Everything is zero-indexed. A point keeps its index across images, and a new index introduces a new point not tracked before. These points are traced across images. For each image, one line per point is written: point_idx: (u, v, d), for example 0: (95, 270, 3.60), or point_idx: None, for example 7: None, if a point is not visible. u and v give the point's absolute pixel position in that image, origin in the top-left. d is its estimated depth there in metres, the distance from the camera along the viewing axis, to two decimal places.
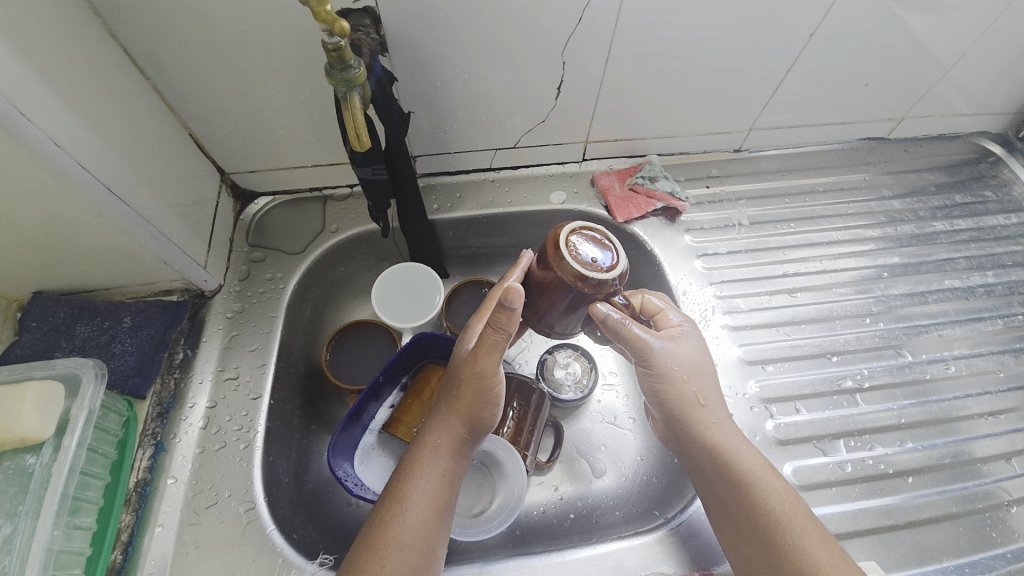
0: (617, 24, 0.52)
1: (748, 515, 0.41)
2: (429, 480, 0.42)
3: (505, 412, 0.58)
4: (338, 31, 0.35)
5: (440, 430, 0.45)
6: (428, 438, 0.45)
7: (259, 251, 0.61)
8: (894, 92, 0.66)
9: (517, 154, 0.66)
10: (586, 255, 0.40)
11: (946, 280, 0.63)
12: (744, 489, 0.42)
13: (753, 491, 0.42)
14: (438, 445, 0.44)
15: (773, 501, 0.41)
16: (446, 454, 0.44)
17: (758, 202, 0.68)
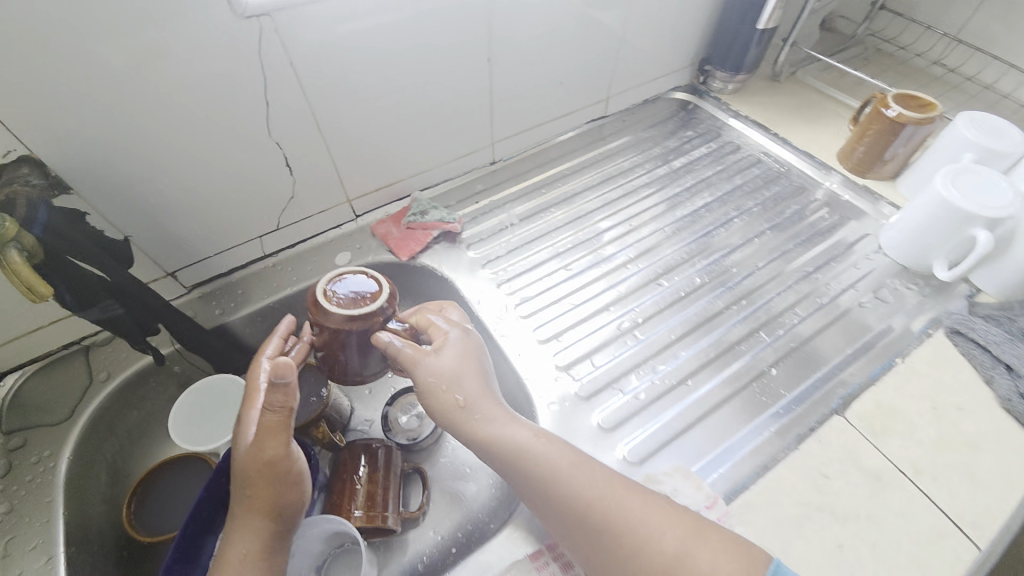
0: (308, 97, 0.55)
1: (534, 493, 0.45)
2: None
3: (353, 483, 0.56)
4: None
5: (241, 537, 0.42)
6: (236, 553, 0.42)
7: (15, 438, 0.54)
8: (587, 80, 0.79)
9: (285, 234, 0.67)
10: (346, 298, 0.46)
11: (679, 211, 0.76)
12: (521, 474, 0.45)
13: (532, 469, 0.45)
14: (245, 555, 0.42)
15: (546, 470, 0.44)
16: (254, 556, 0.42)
17: (522, 201, 0.77)
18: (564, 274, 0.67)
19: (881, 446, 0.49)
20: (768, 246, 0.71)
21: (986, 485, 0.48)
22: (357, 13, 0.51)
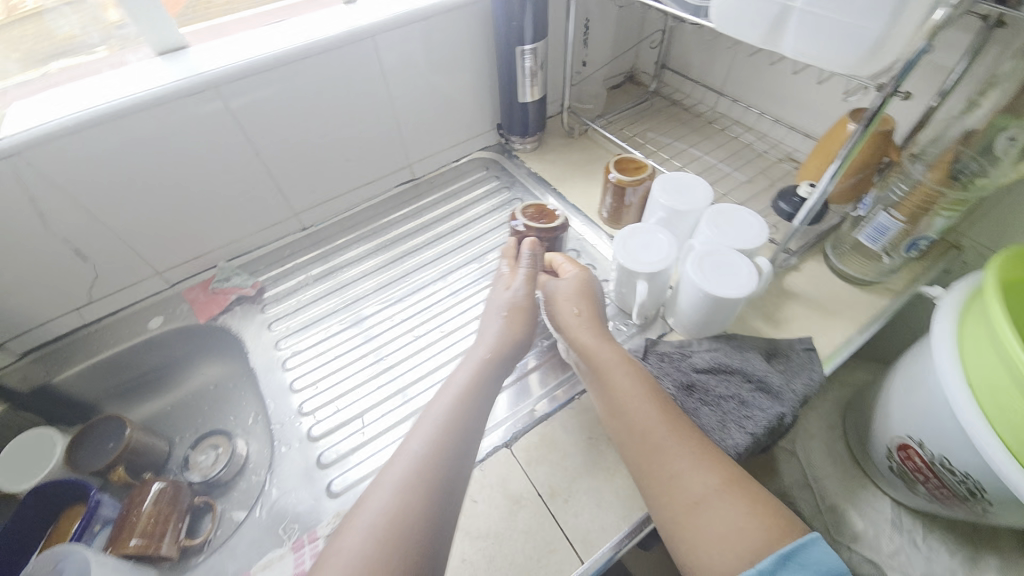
0: (81, 203, 0.67)
1: (618, 403, 0.59)
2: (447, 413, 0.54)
3: (142, 501, 0.66)
4: None
5: (476, 369, 0.61)
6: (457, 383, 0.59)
7: None
8: (379, 153, 0.92)
9: (100, 305, 0.79)
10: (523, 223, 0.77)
11: (452, 265, 0.88)
12: (621, 380, 0.60)
13: (634, 375, 0.61)
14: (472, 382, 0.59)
15: (624, 392, 0.59)
16: (486, 381, 0.60)
17: (323, 261, 0.90)
18: (445, 295, 0.83)
19: (530, 473, 0.60)
20: None
21: (610, 505, 0.57)
22: (105, 138, 0.65)
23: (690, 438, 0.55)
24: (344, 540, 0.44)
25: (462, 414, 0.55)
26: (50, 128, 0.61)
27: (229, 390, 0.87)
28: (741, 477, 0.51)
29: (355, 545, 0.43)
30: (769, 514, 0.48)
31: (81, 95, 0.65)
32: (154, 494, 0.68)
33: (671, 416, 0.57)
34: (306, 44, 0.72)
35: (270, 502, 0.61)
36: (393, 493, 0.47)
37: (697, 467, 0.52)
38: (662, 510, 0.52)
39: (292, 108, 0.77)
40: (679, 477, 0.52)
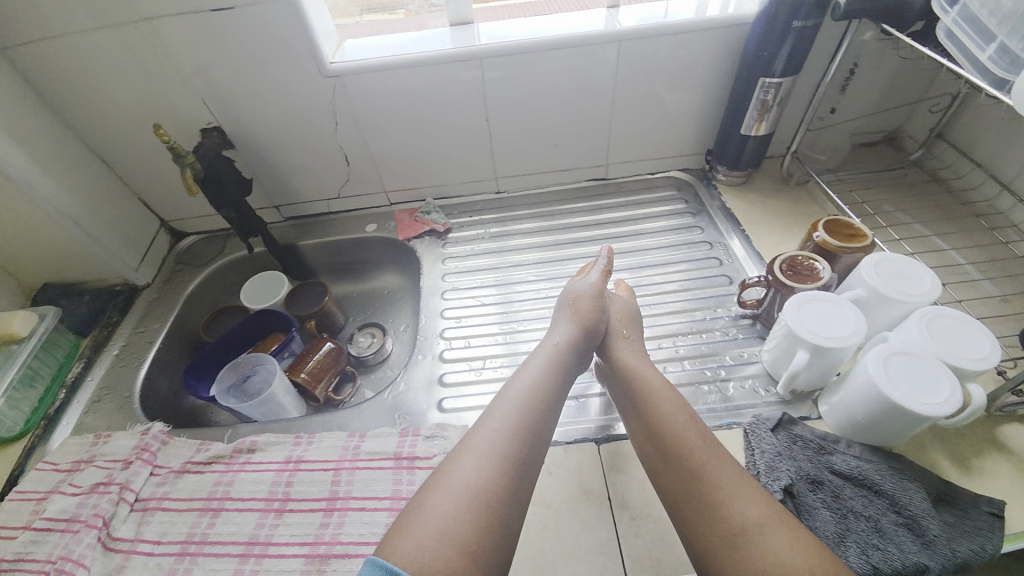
0: (359, 122, 0.89)
1: (651, 423, 0.61)
2: (517, 415, 0.59)
3: (319, 349, 0.88)
4: (161, 134, 0.75)
5: (543, 376, 0.64)
6: (524, 390, 0.62)
7: (180, 266, 1.00)
8: (584, 145, 0.98)
9: (343, 202, 1.03)
10: (778, 266, 0.70)
11: (610, 265, 0.92)
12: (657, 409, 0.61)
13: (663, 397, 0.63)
14: (535, 389, 0.62)
15: (664, 420, 0.60)
16: (547, 390, 0.63)
17: (503, 223, 1.01)
18: None
19: (607, 477, 0.63)
20: (660, 314, 0.83)
21: None
22: (392, 79, 0.83)
23: (727, 465, 0.55)
24: (427, 506, 0.50)
25: (515, 427, 0.57)
26: (365, 64, 0.80)
27: (395, 299, 1.06)
28: (784, 514, 0.50)
29: (443, 509, 0.50)
30: (818, 552, 0.46)
31: (392, 46, 0.84)
32: (327, 348, 0.89)
33: (710, 447, 0.57)
34: (561, 40, 0.81)
35: (398, 390, 0.75)
36: (469, 484, 0.52)
37: (743, 493, 0.52)
38: (698, 540, 0.51)
39: (526, 91, 0.88)
40: (722, 510, 0.51)
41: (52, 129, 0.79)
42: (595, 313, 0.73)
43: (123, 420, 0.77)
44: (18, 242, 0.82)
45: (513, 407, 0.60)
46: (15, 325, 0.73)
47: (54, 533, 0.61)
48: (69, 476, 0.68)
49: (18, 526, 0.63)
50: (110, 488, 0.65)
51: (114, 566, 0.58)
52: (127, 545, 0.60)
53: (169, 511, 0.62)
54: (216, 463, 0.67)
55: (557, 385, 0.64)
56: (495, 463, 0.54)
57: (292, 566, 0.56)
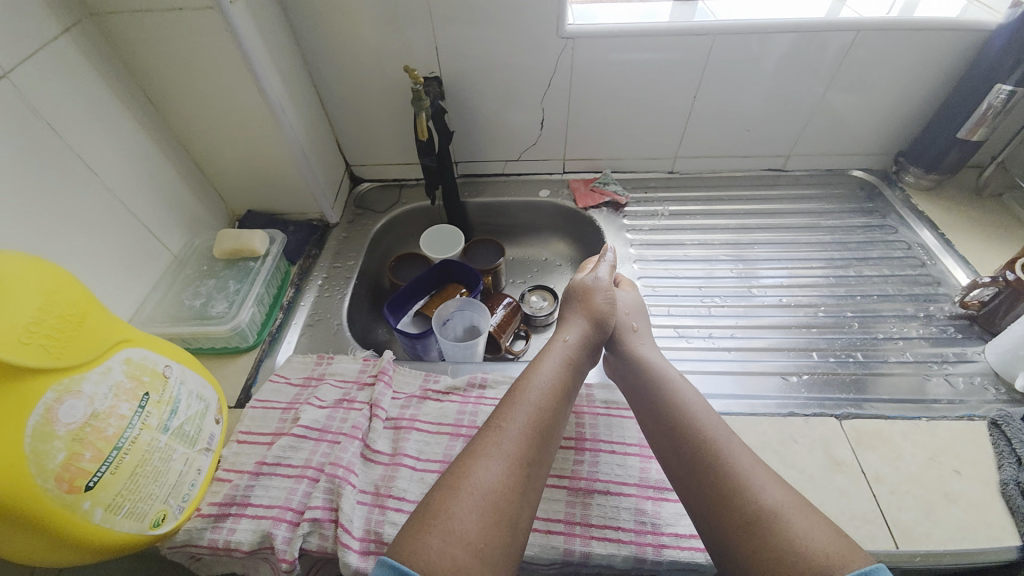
0: (571, 85, 0.90)
1: (671, 419, 0.60)
2: (529, 415, 0.57)
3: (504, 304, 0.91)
4: (415, 77, 0.78)
5: (548, 376, 0.63)
6: (539, 390, 0.60)
7: (361, 210, 1.03)
8: (774, 134, 0.99)
9: (520, 165, 1.05)
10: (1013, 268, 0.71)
11: (799, 254, 0.92)
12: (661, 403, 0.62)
13: (681, 393, 0.62)
14: (546, 390, 0.61)
15: (668, 411, 0.60)
16: (557, 391, 0.61)
17: (680, 202, 1.02)
18: (785, 275, 0.89)
19: (854, 450, 0.63)
20: (867, 306, 0.83)
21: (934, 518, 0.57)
22: (622, 46, 0.84)
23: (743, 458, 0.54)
24: (456, 509, 0.48)
25: (507, 428, 0.55)
26: (601, 28, 0.82)
27: (555, 265, 1.07)
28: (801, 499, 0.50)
29: (467, 514, 0.47)
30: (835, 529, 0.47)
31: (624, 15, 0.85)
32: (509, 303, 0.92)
33: (702, 439, 0.56)
34: (800, 24, 0.81)
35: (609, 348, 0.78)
36: (495, 488, 0.50)
37: (777, 490, 0.50)
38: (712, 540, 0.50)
39: (744, 73, 0.88)
40: (728, 505, 0.50)
41: (294, 61, 0.82)
42: (601, 307, 0.74)
43: (338, 347, 0.79)
44: (244, 166, 0.84)
45: (514, 406, 0.58)
46: (256, 241, 0.76)
47: (310, 441, 0.63)
48: (308, 390, 0.70)
49: (268, 432, 0.64)
50: (358, 406, 0.67)
51: (382, 477, 0.60)
52: (389, 461, 0.62)
53: (423, 432, 0.65)
54: (453, 394, 0.70)
55: (563, 390, 0.62)
56: (509, 464, 0.52)
57: (553, 496, 0.59)
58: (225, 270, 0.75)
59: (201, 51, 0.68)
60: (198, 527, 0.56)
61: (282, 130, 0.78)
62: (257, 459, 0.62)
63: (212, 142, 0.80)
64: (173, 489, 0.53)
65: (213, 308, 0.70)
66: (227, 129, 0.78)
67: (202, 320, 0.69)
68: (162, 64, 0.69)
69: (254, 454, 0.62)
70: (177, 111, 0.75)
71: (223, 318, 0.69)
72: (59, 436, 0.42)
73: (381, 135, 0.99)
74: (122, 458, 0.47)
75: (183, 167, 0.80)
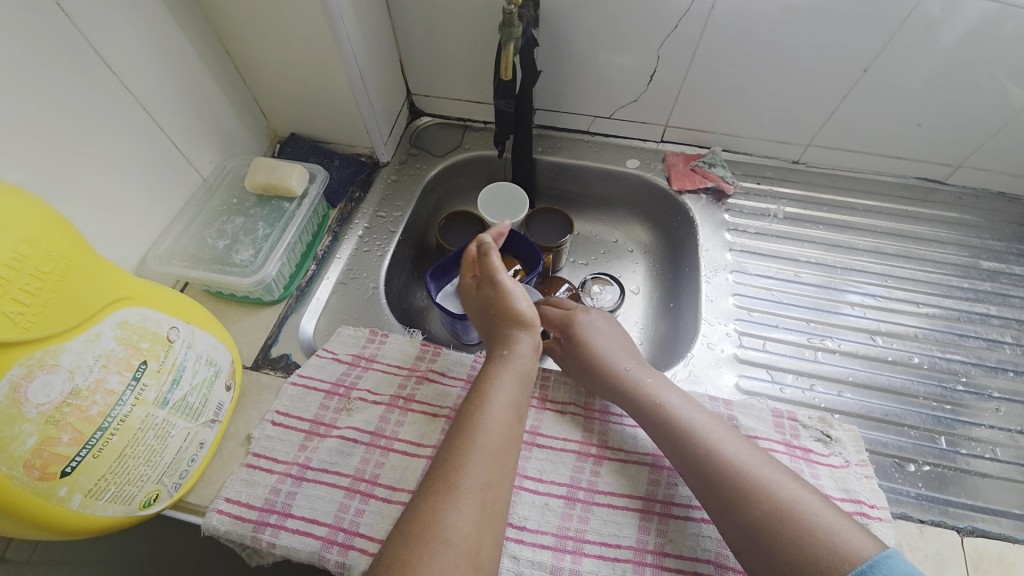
0: (703, 33, 0.70)
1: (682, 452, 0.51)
2: (499, 435, 0.49)
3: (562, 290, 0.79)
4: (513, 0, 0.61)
5: (506, 385, 0.53)
6: (489, 425, 0.49)
7: (416, 149, 0.89)
8: (951, 136, 0.76)
9: (610, 124, 0.87)
10: None
11: (947, 300, 0.72)
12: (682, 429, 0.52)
13: (695, 413, 0.53)
14: (501, 423, 0.50)
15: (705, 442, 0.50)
16: (512, 412, 0.51)
17: (799, 204, 0.82)
18: (920, 325, 0.70)
19: None
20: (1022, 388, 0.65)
21: None
22: None
23: (779, 482, 0.46)
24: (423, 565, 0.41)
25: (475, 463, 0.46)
26: None
27: (627, 251, 0.91)
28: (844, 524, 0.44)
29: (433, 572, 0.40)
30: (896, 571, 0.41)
31: None
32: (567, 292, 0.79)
33: (737, 467, 0.48)
34: None
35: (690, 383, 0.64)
36: (463, 541, 0.42)
37: (838, 524, 0.43)
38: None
39: (949, 47, 0.65)
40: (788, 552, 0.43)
41: None
42: (524, 305, 0.58)
43: (371, 316, 0.69)
44: (289, 79, 0.71)
45: (481, 427, 0.49)
46: (295, 181, 0.64)
47: (363, 447, 0.54)
48: (355, 373, 0.61)
49: (307, 418, 0.56)
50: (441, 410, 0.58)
51: None
52: (411, 471, 0.53)
53: None
54: (575, 406, 0.59)
55: (523, 391, 0.53)
56: (472, 502, 0.44)
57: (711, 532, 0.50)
58: (257, 208, 0.65)
59: None
60: (239, 533, 0.49)
61: (338, 41, 0.64)
62: (267, 440, 0.54)
63: (254, 44, 0.66)
64: (168, 467, 0.46)
65: (238, 254, 0.61)
66: (275, 33, 0.64)
67: (224, 266, 0.59)
68: None
69: (288, 441, 0.55)
70: (216, 1, 0.61)
71: (247, 269, 0.59)
72: (30, 418, 0.36)
73: (453, 61, 0.82)
74: (107, 439, 0.40)
75: (219, 71, 0.67)
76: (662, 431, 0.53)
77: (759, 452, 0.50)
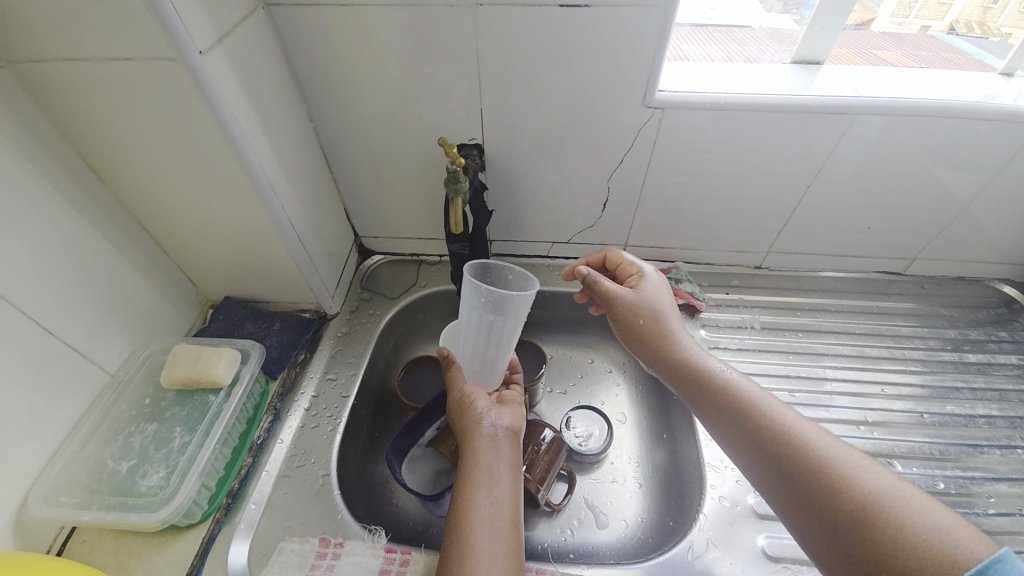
0: (649, 164, 0.70)
1: (743, 433, 0.50)
2: (490, 536, 0.50)
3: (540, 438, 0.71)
4: (458, 162, 0.58)
5: (484, 487, 0.54)
6: (482, 531, 0.50)
7: (368, 293, 0.82)
8: (900, 234, 0.78)
9: (569, 248, 0.84)
10: None
11: (948, 405, 0.68)
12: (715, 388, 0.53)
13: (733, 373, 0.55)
14: (490, 526, 0.51)
15: (760, 419, 0.50)
16: (496, 515, 0.52)
17: (772, 311, 0.80)
18: (932, 439, 0.65)
19: None
20: None
21: None
22: (726, 123, 0.65)
23: (843, 455, 0.45)
24: None
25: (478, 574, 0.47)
26: (703, 98, 0.62)
27: (606, 371, 0.85)
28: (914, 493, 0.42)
29: None
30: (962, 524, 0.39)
31: (728, 80, 0.66)
32: (548, 440, 0.70)
33: (758, 417, 0.50)
34: (968, 106, 0.62)
35: (708, 556, 0.54)
36: None
37: (862, 463, 0.45)
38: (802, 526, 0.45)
39: (883, 160, 0.68)
40: (813, 486, 0.44)
41: (297, 121, 0.64)
42: (484, 405, 0.61)
43: (323, 516, 0.57)
44: (220, 249, 0.64)
45: (472, 504, 0.52)
46: (221, 368, 0.56)
47: None
48: None
49: None
50: None
51: None
52: None
53: None
54: None
55: (500, 475, 0.56)
56: None
57: None
58: (177, 408, 0.56)
59: (159, 114, 0.49)
60: None
61: (272, 213, 0.59)
62: None
63: (178, 221, 0.60)
64: None
65: (146, 478, 0.50)
66: (201, 209, 0.59)
67: (127, 499, 0.49)
68: (108, 127, 0.50)
69: None
70: (132, 185, 0.56)
71: (156, 498, 0.49)
72: None
73: (401, 204, 0.79)
74: None
75: (135, 251, 0.60)
76: (700, 392, 0.54)
77: (784, 405, 0.51)
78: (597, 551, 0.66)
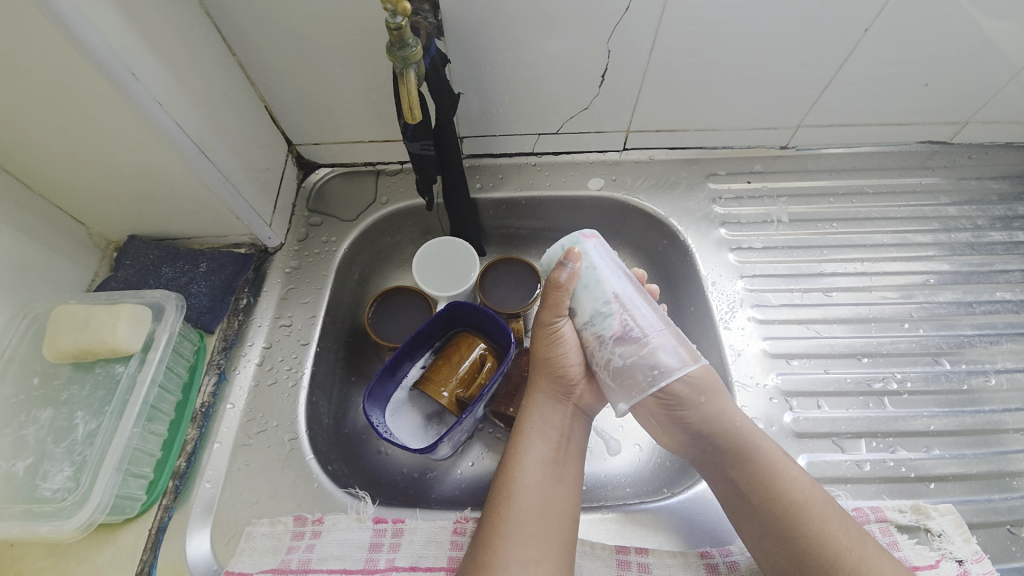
0: (662, 17, 0.52)
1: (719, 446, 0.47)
2: (543, 502, 0.44)
3: None
4: (400, 11, 0.41)
5: (542, 451, 0.47)
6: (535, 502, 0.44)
7: (317, 216, 0.66)
8: (958, 97, 0.63)
9: (559, 140, 0.68)
10: None
11: (998, 292, 0.61)
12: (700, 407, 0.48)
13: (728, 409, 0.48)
14: (543, 493, 0.45)
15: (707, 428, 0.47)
16: (555, 486, 0.46)
17: (802, 200, 0.67)
18: (982, 332, 0.58)
19: None
20: None
21: None
22: None
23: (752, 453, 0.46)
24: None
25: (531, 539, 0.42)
26: None
27: None
28: None
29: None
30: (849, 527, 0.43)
31: None
32: None
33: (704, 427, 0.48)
34: None
35: None
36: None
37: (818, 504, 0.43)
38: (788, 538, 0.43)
39: None
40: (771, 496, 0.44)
41: None
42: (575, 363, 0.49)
43: (298, 486, 0.49)
44: (93, 173, 0.47)
45: (523, 478, 0.45)
46: (123, 332, 0.44)
47: None
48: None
49: None
50: None
51: None
52: None
53: None
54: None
55: (558, 450, 0.47)
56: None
57: None
58: (75, 388, 0.44)
59: None
60: None
61: (138, 108, 0.42)
62: None
63: (6, 126, 0.42)
64: None
65: (48, 479, 0.40)
66: (40, 116, 0.41)
67: (32, 506, 0.40)
68: None
69: None
70: None
71: (67, 503, 0.40)
72: None
73: (338, 100, 0.60)
74: None
75: None
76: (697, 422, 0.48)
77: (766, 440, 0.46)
78: (612, 479, 0.60)
